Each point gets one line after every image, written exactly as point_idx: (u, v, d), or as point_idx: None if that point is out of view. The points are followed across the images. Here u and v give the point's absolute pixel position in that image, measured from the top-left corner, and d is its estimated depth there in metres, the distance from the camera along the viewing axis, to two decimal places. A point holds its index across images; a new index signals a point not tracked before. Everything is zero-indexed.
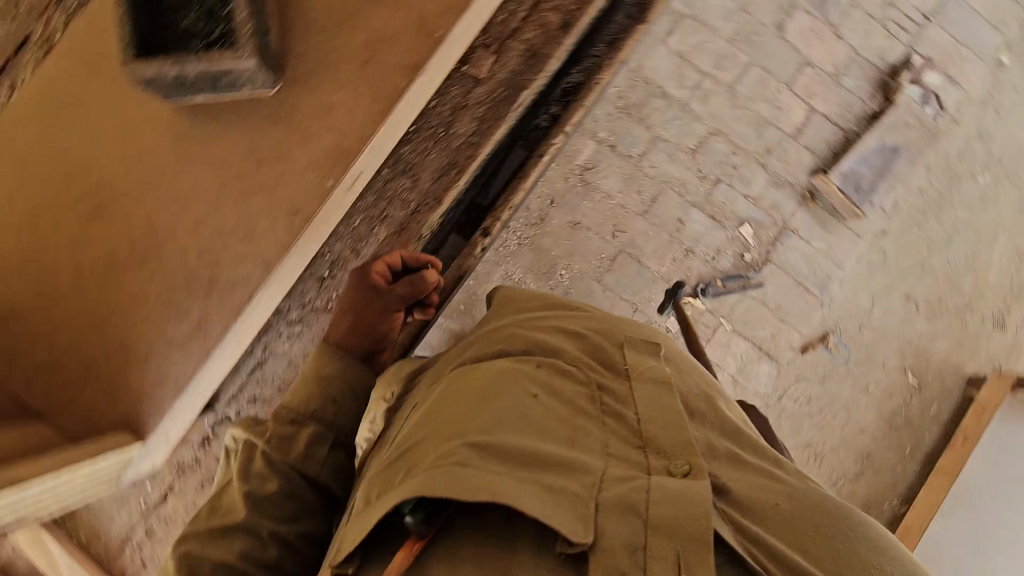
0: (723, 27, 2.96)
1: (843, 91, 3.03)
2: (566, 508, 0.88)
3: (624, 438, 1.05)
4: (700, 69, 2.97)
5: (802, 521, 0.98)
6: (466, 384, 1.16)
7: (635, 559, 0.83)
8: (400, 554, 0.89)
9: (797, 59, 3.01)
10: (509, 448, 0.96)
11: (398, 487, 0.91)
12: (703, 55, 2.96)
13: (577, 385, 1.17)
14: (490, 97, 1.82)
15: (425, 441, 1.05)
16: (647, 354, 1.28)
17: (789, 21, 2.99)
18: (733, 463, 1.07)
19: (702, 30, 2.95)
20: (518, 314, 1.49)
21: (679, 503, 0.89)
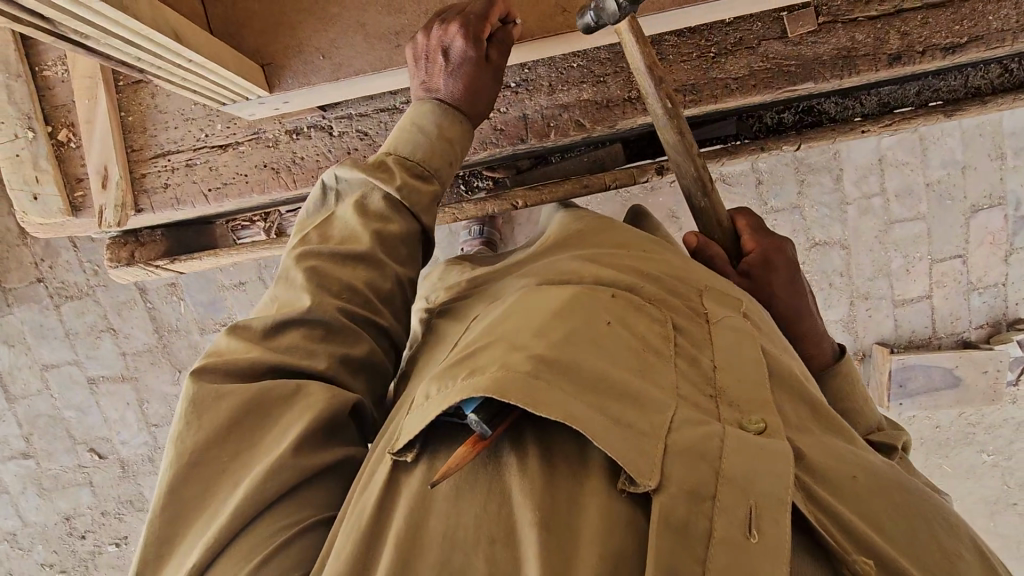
0: (931, 171, 2.46)
1: (972, 289, 2.55)
2: (638, 439, 0.72)
3: (693, 382, 0.83)
4: (883, 186, 2.48)
5: (881, 503, 0.79)
6: (534, 296, 0.94)
7: (699, 509, 0.69)
8: (461, 447, 0.74)
9: (959, 251, 2.52)
10: (574, 369, 0.78)
11: (460, 381, 0.76)
12: (890, 178, 2.47)
13: (653, 308, 0.92)
14: (779, 60, 1.32)
15: (491, 337, 0.84)
16: (731, 300, 1.00)
17: (981, 212, 2.48)
18: (809, 433, 0.86)
19: (908, 158, 2.46)
20: (604, 237, 1.14)
21: (757, 460, 0.72)
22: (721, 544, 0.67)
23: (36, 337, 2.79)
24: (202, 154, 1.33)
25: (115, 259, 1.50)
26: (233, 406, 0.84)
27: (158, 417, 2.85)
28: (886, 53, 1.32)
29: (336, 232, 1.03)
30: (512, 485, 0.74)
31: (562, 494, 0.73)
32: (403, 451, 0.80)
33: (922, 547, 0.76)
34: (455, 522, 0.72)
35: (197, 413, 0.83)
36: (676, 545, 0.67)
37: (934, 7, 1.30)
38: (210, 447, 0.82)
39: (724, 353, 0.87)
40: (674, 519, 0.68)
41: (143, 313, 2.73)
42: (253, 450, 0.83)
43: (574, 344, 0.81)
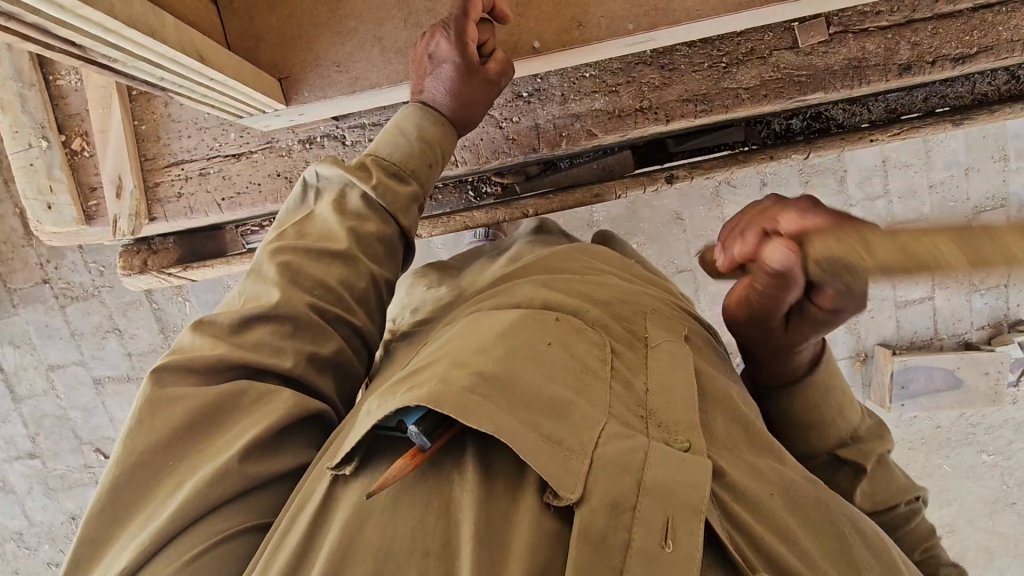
0: (935, 172, 2.46)
1: (974, 291, 2.56)
2: (561, 452, 0.70)
3: (625, 404, 0.81)
4: (887, 188, 2.49)
5: (798, 525, 0.80)
6: (478, 320, 0.92)
7: (619, 523, 0.67)
8: (400, 460, 0.72)
9: None
10: (510, 383, 0.76)
11: (403, 392, 0.76)
12: (895, 180, 2.48)
13: (593, 329, 0.91)
14: (791, 70, 1.33)
15: (439, 355, 0.84)
16: (671, 327, 1.00)
17: (984, 214, 2.49)
18: (738, 450, 0.85)
19: (913, 160, 2.46)
20: (560, 264, 1.13)
21: (677, 471, 0.72)
22: (637, 555, 0.65)
23: (42, 338, 2.80)
24: (216, 164, 1.33)
25: (128, 266, 1.51)
26: (191, 409, 0.81)
27: None
28: (897, 63, 1.32)
29: (311, 230, 1.01)
30: (445, 501, 0.71)
31: (496, 508, 0.70)
32: (342, 465, 0.76)
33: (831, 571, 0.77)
34: (390, 536, 0.68)
35: (154, 412, 0.79)
36: (596, 559, 0.65)
37: (944, 17, 1.31)
38: (164, 445, 0.78)
39: (656, 378, 0.87)
40: (593, 533, 0.66)
41: (148, 314, 2.74)
42: (207, 451, 0.79)
43: (516, 360, 0.80)
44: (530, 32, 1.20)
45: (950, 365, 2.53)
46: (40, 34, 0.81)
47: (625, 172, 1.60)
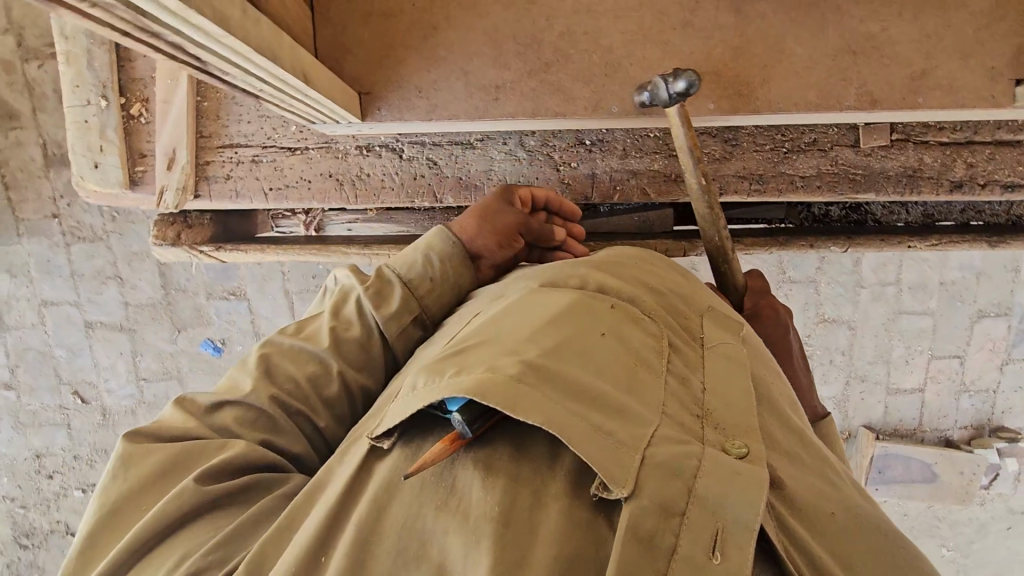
0: (948, 271, 2.51)
1: (964, 393, 2.61)
2: (611, 445, 0.71)
3: (682, 404, 0.81)
4: (899, 277, 2.53)
5: (866, 545, 0.75)
6: (533, 303, 0.92)
7: (667, 526, 0.68)
8: (439, 443, 0.74)
9: (958, 353, 2.58)
10: (559, 375, 0.76)
11: (448, 375, 0.76)
12: (909, 271, 2.52)
13: (650, 322, 0.91)
14: (847, 166, 1.34)
15: (491, 336, 0.84)
16: (726, 328, 0.96)
17: (987, 318, 2.54)
18: (799, 461, 0.82)
19: (930, 256, 2.51)
20: (627, 254, 1.11)
21: (732, 483, 0.71)
22: (682, 561, 0.66)
23: (39, 272, 2.76)
24: (271, 153, 1.32)
25: (161, 237, 1.48)
26: (164, 456, 0.88)
27: (149, 372, 2.84)
28: (949, 179, 1.35)
29: (309, 327, 1.10)
30: (474, 483, 0.72)
31: (527, 498, 0.71)
32: (381, 437, 0.79)
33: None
34: (413, 518, 0.71)
35: (125, 467, 0.87)
36: (638, 554, 0.66)
37: (1003, 144, 1.34)
38: (139, 490, 0.85)
39: (716, 380, 0.86)
40: (641, 532, 0.67)
41: (153, 266, 2.71)
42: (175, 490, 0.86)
43: (566, 353, 0.81)
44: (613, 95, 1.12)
45: (929, 458, 2.56)
46: (168, 50, 0.79)
47: (663, 231, 1.59)
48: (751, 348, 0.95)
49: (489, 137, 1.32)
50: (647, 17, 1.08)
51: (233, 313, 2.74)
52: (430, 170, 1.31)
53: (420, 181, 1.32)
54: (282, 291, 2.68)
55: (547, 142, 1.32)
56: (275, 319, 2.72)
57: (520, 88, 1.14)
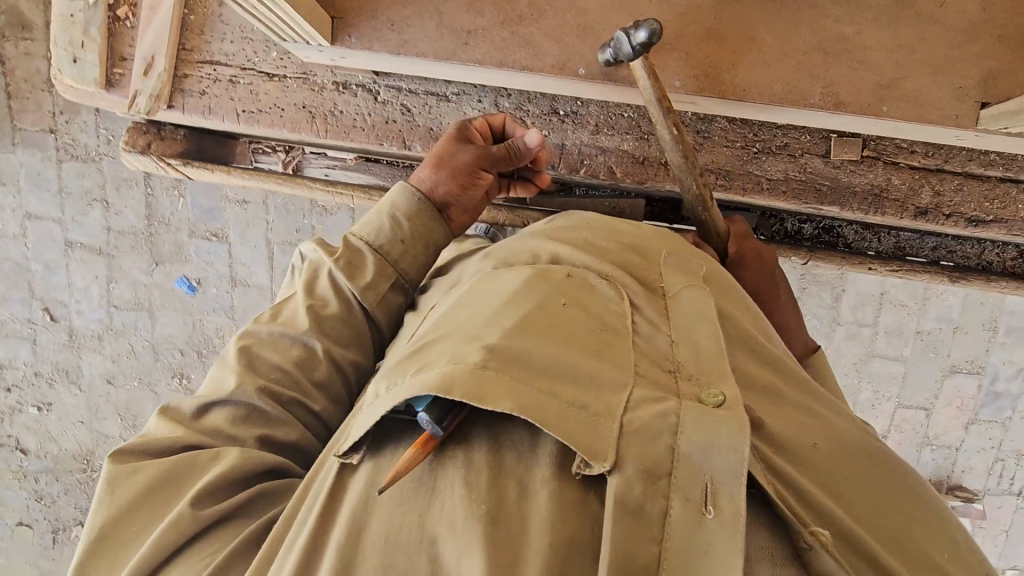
0: (925, 320, 2.49)
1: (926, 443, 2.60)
2: (576, 416, 0.78)
3: (653, 361, 0.89)
4: (876, 319, 2.51)
5: (845, 480, 0.86)
6: (488, 285, 0.98)
7: (656, 493, 0.76)
8: (411, 449, 0.81)
9: (926, 405, 2.57)
10: (524, 352, 0.83)
11: (411, 378, 0.82)
12: (886, 314, 2.49)
13: (607, 286, 0.98)
14: (815, 176, 1.35)
15: (448, 328, 0.90)
16: (711, 269, 1.07)
17: (959, 373, 2.52)
18: (777, 407, 0.91)
19: (911, 301, 2.48)
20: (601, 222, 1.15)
21: (711, 430, 0.78)
22: (675, 526, 0.74)
23: (28, 184, 2.77)
24: (248, 75, 1.34)
25: (132, 144, 1.51)
26: (149, 478, 0.95)
27: (121, 300, 2.84)
28: (914, 205, 1.35)
29: (285, 311, 1.18)
30: (455, 483, 0.80)
31: (511, 490, 0.79)
32: (350, 453, 0.87)
33: (884, 511, 0.85)
34: (401, 518, 0.78)
35: (112, 490, 0.94)
36: (635, 531, 0.74)
37: (972, 177, 1.34)
38: (134, 507, 0.94)
39: (683, 330, 0.93)
40: (631, 503, 0.75)
41: (140, 195, 2.72)
42: (173, 501, 0.95)
43: (527, 330, 0.87)
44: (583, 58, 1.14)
45: None
46: None
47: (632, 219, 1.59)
48: (715, 287, 1.03)
49: (465, 92, 1.33)
50: None
51: (211, 256, 2.73)
52: (403, 116, 1.33)
53: (390, 126, 1.34)
54: (265, 240, 2.67)
55: (521, 106, 1.34)
56: (253, 267, 2.72)
57: (492, 36, 1.15)
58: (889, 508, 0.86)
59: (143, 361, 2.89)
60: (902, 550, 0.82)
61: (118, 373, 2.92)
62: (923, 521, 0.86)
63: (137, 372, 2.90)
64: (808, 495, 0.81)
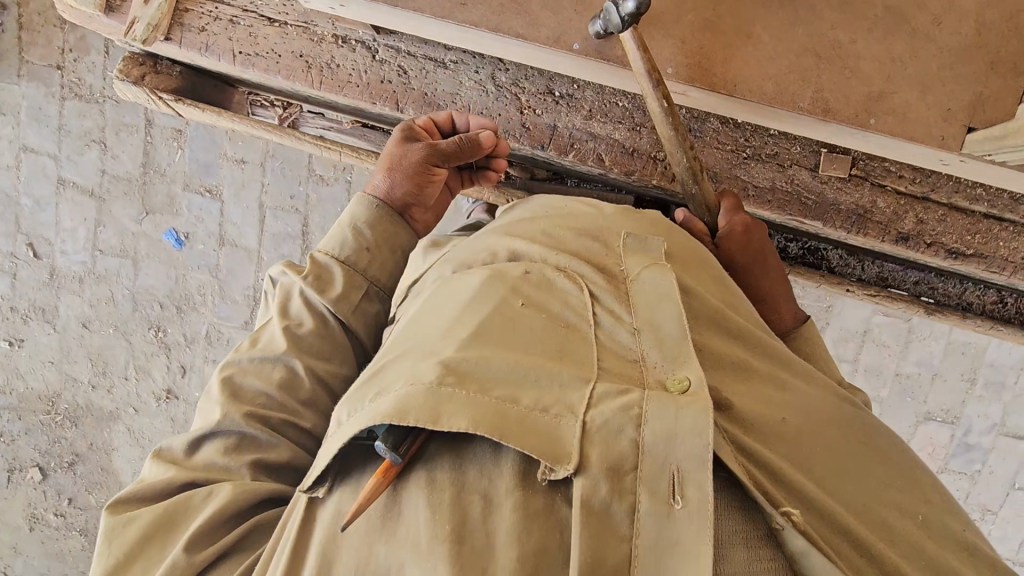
0: (904, 363, 2.43)
1: None
2: (531, 428, 0.77)
3: (618, 355, 0.88)
4: (857, 356, 2.46)
5: (817, 452, 0.87)
6: (453, 287, 0.99)
7: (622, 496, 0.75)
8: (372, 479, 0.81)
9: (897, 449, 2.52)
10: (483, 360, 0.83)
11: (368, 404, 0.82)
12: (869, 353, 2.44)
13: (566, 281, 0.96)
14: (803, 189, 1.35)
15: (409, 343, 0.91)
16: (682, 243, 1.08)
17: (932, 421, 2.46)
18: (744, 382, 0.91)
19: (894, 342, 2.43)
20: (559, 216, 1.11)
21: (675, 418, 0.77)
22: (644, 518, 0.74)
23: (28, 118, 2.76)
24: (249, 17, 1.34)
25: (125, 73, 1.50)
26: (143, 527, 0.98)
27: (106, 246, 2.82)
28: (897, 229, 1.35)
29: (263, 336, 1.18)
30: (418, 504, 0.80)
31: (475, 505, 0.78)
32: (315, 488, 0.87)
33: (858, 479, 0.87)
34: (371, 546, 0.79)
35: (109, 540, 0.96)
36: (601, 535, 0.73)
37: (957, 209, 1.35)
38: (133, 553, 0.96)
39: (641, 313, 0.91)
40: (594, 501, 0.74)
41: (139, 142, 2.71)
42: (171, 539, 0.98)
43: (485, 337, 0.87)
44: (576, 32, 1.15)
45: None
46: None
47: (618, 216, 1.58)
48: (678, 261, 1.03)
49: (464, 61, 1.34)
50: None
51: (202, 212, 2.71)
52: (399, 79, 1.34)
53: (384, 87, 1.34)
54: (257, 201, 2.65)
55: (518, 82, 1.33)
56: (242, 228, 2.68)
57: (486, 1, 1.15)
58: (863, 475, 0.87)
59: (121, 309, 2.86)
60: (876, 518, 0.84)
61: (93, 318, 2.89)
62: (896, 485, 0.88)
63: (113, 319, 2.87)
64: (778, 470, 0.82)
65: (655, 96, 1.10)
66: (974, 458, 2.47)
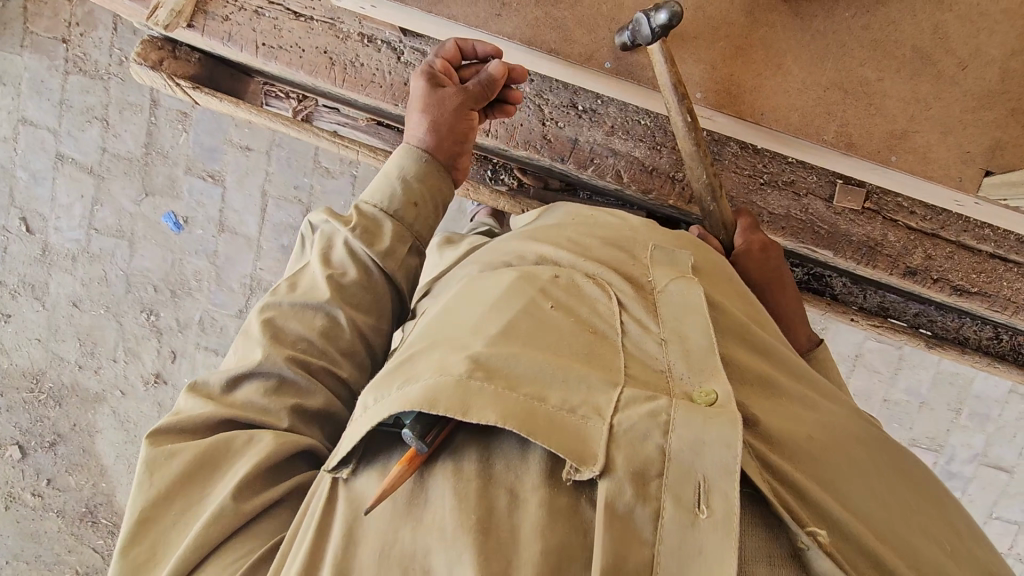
0: (894, 390, 2.45)
1: None
2: (559, 425, 0.78)
3: (644, 363, 0.88)
4: (848, 378, 2.48)
5: (843, 472, 0.87)
6: (481, 285, 1.01)
7: (645, 495, 0.75)
8: (398, 466, 0.82)
9: None
10: (510, 357, 0.85)
11: (396, 391, 0.84)
12: (860, 376, 2.46)
13: (594, 287, 0.98)
14: (816, 218, 1.36)
15: (437, 337, 0.92)
16: (706, 257, 1.09)
17: (917, 448, 2.49)
18: (771, 398, 0.93)
19: (885, 367, 2.45)
20: (589, 226, 1.12)
21: (705, 426, 0.77)
22: (668, 525, 0.74)
23: (29, 90, 2.71)
24: (275, 10, 1.34)
25: (142, 58, 1.48)
26: (185, 462, 0.94)
27: (102, 225, 2.77)
28: (905, 263, 1.37)
29: (302, 283, 1.12)
30: (445, 492, 0.81)
31: (501, 499, 0.79)
32: (340, 468, 0.89)
33: (884, 501, 0.86)
34: (392, 537, 0.79)
35: (150, 472, 0.93)
36: (624, 538, 0.73)
37: (964, 248, 1.36)
38: (169, 495, 0.93)
39: (669, 323, 0.92)
40: (619, 502, 0.74)
41: (143, 122, 2.66)
42: (212, 478, 0.95)
43: (513, 335, 0.89)
44: (608, 51, 1.18)
45: None
46: None
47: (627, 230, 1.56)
48: (703, 275, 1.04)
49: None
50: None
51: (203, 197, 2.67)
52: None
53: (407, 88, 1.34)
54: (260, 189, 2.62)
55: (542, 94, 1.35)
56: (243, 215, 2.65)
57: (525, 12, 1.19)
58: (888, 498, 0.86)
59: (113, 290, 2.81)
60: (903, 541, 0.83)
61: (84, 298, 2.84)
62: (919, 512, 0.88)
63: (105, 299, 2.82)
64: (801, 486, 0.82)
65: (679, 112, 1.10)
66: (957, 488, 2.50)
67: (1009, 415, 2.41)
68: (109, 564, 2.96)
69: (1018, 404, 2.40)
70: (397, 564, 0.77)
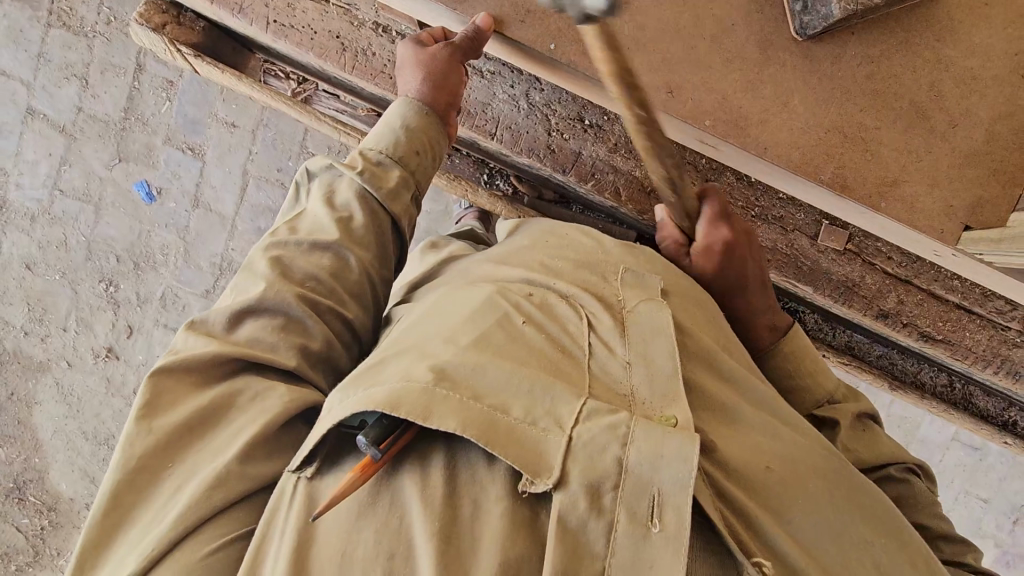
0: None
1: None
2: (517, 437, 0.77)
3: (607, 387, 0.88)
4: None
5: (801, 507, 0.89)
6: (460, 295, 1.01)
7: (599, 500, 0.74)
8: (353, 473, 0.80)
9: None
10: (483, 367, 0.84)
11: (364, 391, 0.82)
12: None
13: (564, 305, 0.99)
14: (800, 254, 1.42)
15: (413, 343, 0.91)
16: (675, 280, 1.11)
17: None
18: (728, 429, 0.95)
19: None
20: (560, 249, 1.13)
21: (663, 441, 0.77)
22: (625, 533, 0.73)
23: (5, 37, 2.58)
24: None
25: (145, 19, 1.43)
26: (186, 413, 0.91)
27: (68, 186, 2.65)
28: (879, 306, 1.42)
29: (302, 225, 1.11)
30: (409, 494, 0.79)
31: (466, 507, 0.78)
32: (303, 468, 0.85)
33: (838, 539, 0.88)
34: (355, 528, 0.77)
35: (146, 417, 0.90)
36: (576, 551, 0.73)
37: (933, 296, 1.43)
38: (160, 450, 0.89)
39: (636, 347, 0.92)
40: (571, 514, 0.74)
41: (125, 86, 2.56)
42: (207, 437, 0.92)
43: (487, 346, 0.89)
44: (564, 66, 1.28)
45: None
46: None
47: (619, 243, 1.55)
48: (676, 307, 1.05)
49: (501, 74, 1.38)
50: (685, 17, 1.12)
51: (180, 168, 2.58)
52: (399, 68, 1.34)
53: None
54: (241, 168, 2.54)
55: (550, 104, 1.37)
56: (221, 193, 2.57)
57: None
58: (842, 534, 0.88)
59: (72, 256, 2.68)
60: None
61: (40, 260, 2.69)
62: (874, 549, 0.89)
63: (61, 265, 2.69)
64: (756, 524, 0.84)
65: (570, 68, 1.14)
66: None
67: (951, 462, 2.49)
68: (31, 545, 2.76)
69: (958, 450, 2.49)
70: (362, 555, 0.75)
